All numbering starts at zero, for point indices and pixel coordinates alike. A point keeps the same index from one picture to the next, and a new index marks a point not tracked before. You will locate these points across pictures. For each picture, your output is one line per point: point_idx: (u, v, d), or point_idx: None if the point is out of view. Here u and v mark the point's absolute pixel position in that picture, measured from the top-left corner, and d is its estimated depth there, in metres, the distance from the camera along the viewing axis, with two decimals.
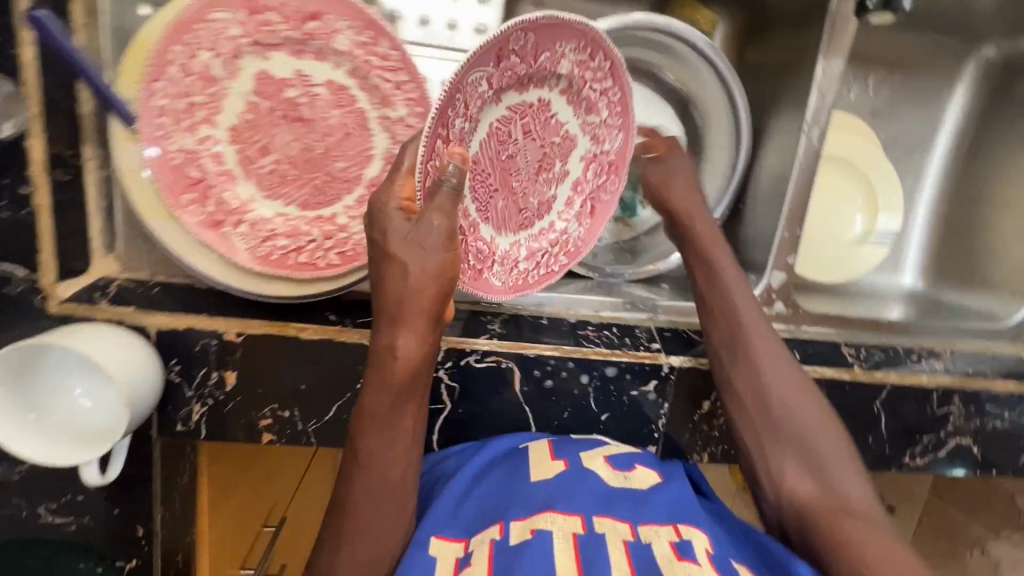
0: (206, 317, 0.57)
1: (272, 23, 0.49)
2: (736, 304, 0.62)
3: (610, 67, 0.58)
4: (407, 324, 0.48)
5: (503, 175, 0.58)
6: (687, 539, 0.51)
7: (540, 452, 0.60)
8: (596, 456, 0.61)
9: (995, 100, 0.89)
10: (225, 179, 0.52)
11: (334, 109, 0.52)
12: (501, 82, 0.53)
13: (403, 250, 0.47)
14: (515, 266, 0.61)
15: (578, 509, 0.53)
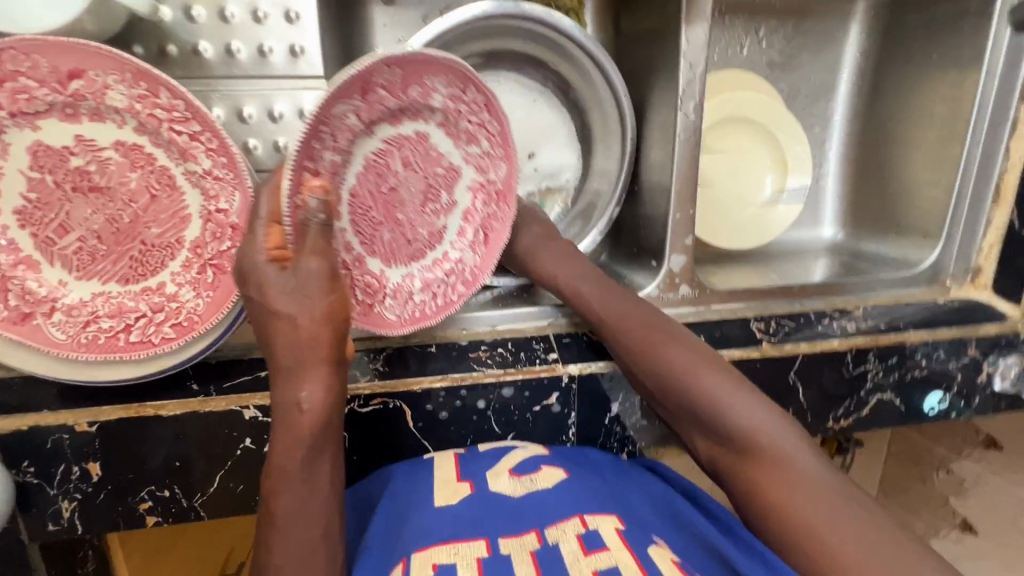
0: (51, 411, 0.53)
1: (29, 89, 0.43)
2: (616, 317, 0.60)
3: (485, 100, 0.55)
4: (307, 376, 0.43)
5: (387, 209, 0.55)
6: (595, 528, 0.47)
7: (443, 475, 0.56)
8: (501, 472, 0.55)
9: (888, 35, 0.86)
10: (24, 268, 0.47)
11: (131, 171, 0.47)
12: (370, 118, 0.51)
13: (287, 304, 0.44)
14: (410, 298, 0.59)
15: (484, 533, 0.48)
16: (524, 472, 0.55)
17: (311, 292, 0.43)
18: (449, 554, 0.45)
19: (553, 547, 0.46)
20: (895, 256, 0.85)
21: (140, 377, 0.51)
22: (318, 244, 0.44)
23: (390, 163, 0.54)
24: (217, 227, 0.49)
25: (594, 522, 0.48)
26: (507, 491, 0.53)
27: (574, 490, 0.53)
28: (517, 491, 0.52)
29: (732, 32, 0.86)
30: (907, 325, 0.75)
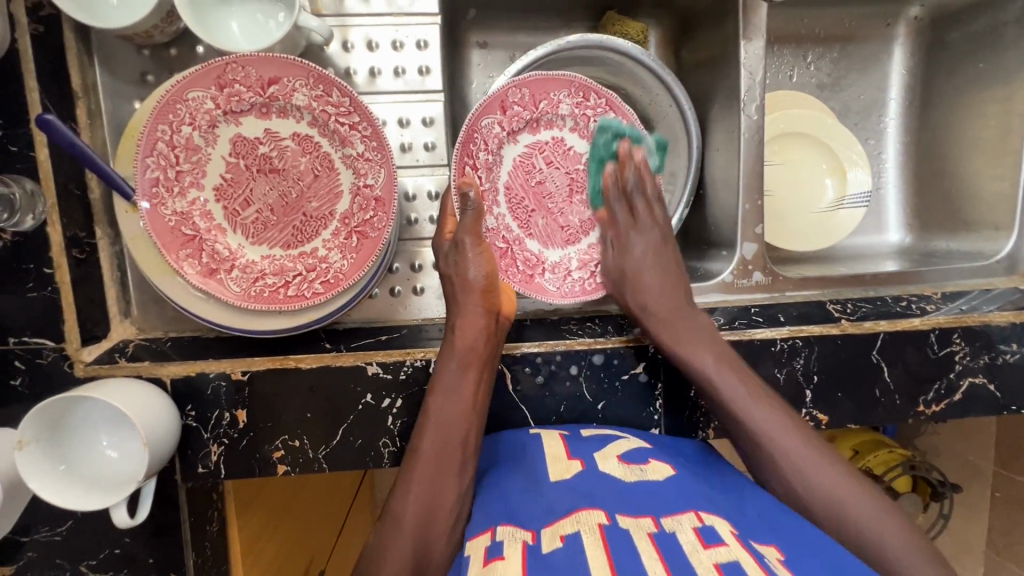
0: (214, 361, 0.63)
1: (239, 92, 0.56)
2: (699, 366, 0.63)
3: (606, 101, 0.72)
4: (467, 312, 0.62)
5: (538, 200, 0.74)
6: (710, 525, 0.49)
7: (554, 454, 0.60)
8: (610, 456, 0.59)
9: (933, 52, 0.93)
10: (216, 233, 0.59)
11: (302, 156, 0.59)
12: (511, 127, 0.71)
13: (450, 266, 0.65)
14: (568, 273, 0.75)
15: (601, 504, 0.51)
16: (633, 461, 0.59)
17: (468, 256, 0.63)
18: (573, 525, 0.48)
19: (671, 534, 0.47)
20: (969, 250, 0.87)
21: (292, 328, 0.60)
22: (472, 225, 0.64)
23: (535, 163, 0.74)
24: (363, 199, 0.59)
25: (710, 520, 0.50)
26: (617, 475, 0.56)
27: (687, 485, 0.55)
28: (629, 477, 0.56)
29: (782, 59, 0.95)
30: (990, 308, 0.75)
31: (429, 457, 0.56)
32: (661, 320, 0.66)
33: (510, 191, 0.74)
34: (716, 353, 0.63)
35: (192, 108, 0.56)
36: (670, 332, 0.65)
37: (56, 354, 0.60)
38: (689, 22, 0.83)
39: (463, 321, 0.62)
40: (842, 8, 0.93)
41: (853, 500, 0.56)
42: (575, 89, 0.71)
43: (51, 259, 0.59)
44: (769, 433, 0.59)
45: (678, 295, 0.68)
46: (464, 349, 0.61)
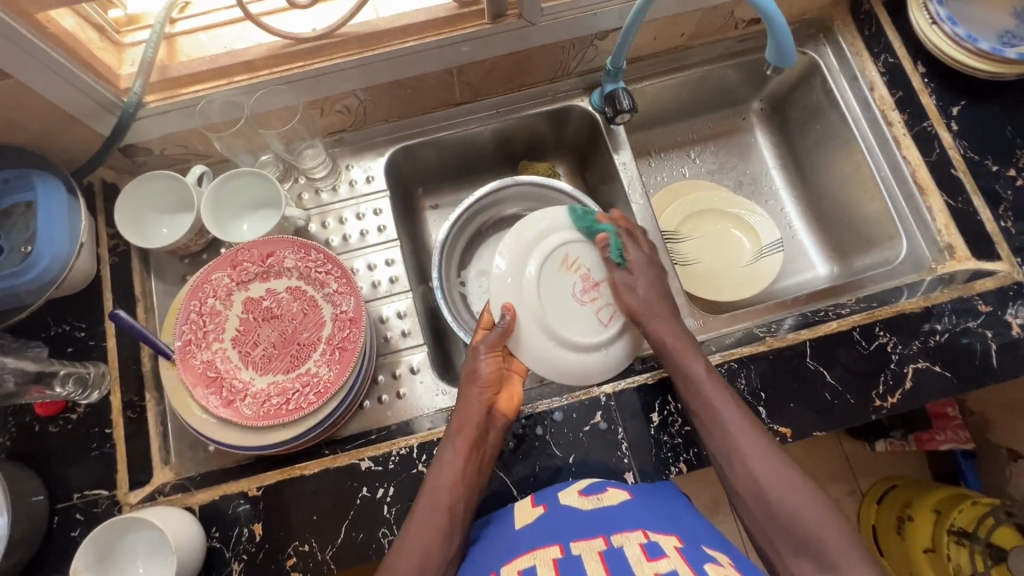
0: (234, 483, 0.74)
1: (247, 266, 0.79)
2: (715, 405, 0.69)
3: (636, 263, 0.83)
4: (466, 398, 0.74)
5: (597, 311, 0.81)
6: (654, 541, 0.56)
7: (521, 505, 0.68)
8: (571, 492, 0.68)
9: (785, 129, 1.14)
10: (233, 372, 0.75)
11: (293, 301, 0.78)
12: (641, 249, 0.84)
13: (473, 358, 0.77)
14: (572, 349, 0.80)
15: (558, 540, 0.58)
16: (591, 493, 0.68)
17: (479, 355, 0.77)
18: (530, 560, 0.55)
19: (618, 549, 0.54)
20: (878, 261, 0.97)
21: (295, 437, 0.73)
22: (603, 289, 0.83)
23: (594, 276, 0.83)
24: (341, 322, 0.77)
25: (654, 537, 0.58)
26: (576, 505, 0.65)
27: (637, 512, 0.63)
28: (586, 505, 0.65)
29: (672, 161, 1.18)
30: (900, 300, 0.84)
31: (421, 539, 0.62)
32: (698, 396, 0.71)
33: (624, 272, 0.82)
34: (735, 401, 0.70)
35: (215, 285, 0.78)
36: (698, 394, 0.71)
37: (109, 501, 0.73)
38: (580, 151, 1.07)
39: (461, 404, 0.74)
40: (704, 116, 1.17)
41: (821, 526, 0.58)
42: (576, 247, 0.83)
43: (111, 420, 0.76)
44: (750, 456, 0.65)
45: (685, 339, 0.76)
46: (462, 441, 0.69)
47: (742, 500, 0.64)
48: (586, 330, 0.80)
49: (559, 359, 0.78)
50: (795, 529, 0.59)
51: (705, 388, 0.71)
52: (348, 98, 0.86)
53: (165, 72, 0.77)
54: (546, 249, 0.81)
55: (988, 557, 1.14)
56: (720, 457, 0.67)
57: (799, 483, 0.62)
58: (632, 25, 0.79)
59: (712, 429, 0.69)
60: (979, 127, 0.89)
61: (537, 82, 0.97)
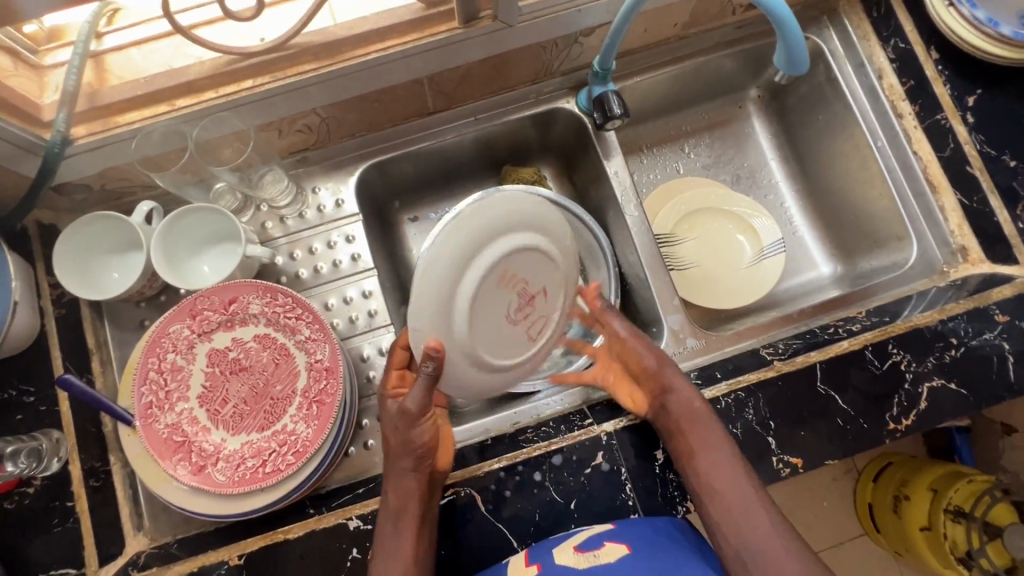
0: (214, 551, 0.69)
1: (208, 315, 0.71)
2: (730, 488, 0.66)
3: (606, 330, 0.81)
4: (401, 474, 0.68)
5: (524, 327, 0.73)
6: None
7: (516, 564, 0.64)
8: (566, 548, 0.64)
9: (784, 119, 1.06)
10: (202, 433, 0.69)
11: (263, 351, 0.71)
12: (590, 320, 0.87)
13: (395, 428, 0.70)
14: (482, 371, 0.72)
15: None
16: (588, 548, 0.63)
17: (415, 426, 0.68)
18: None
19: None
20: (886, 263, 0.92)
21: (276, 501, 0.68)
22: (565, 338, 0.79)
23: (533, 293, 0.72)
24: (316, 372, 0.70)
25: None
26: (571, 565, 0.61)
27: (634, 568, 0.58)
28: (582, 564, 0.61)
29: (665, 157, 1.09)
30: (912, 312, 0.79)
31: None
32: (711, 477, 0.67)
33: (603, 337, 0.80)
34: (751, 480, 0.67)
35: (175, 338, 0.71)
36: (715, 475, 0.67)
37: None
38: (568, 154, 0.99)
39: (394, 480, 0.68)
40: (698, 107, 1.08)
41: None
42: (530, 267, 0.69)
43: (73, 491, 0.70)
44: (764, 546, 0.63)
45: (698, 412, 0.71)
46: (407, 524, 0.66)
47: None
48: (507, 351, 0.72)
49: (473, 381, 0.70)
50: None
51: (720, 469, 0.67)
52: (307, 116, 0.77)
53: (93, 100, 0.67)
54: (483, 268, 0.63)
55: (985, 534, 1.11)
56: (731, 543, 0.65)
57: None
58: (622, 24, 0.71)
59: (728, 513, 0.66)
60: (996, 118, 0.83)
61: (518, 84, 0.88)
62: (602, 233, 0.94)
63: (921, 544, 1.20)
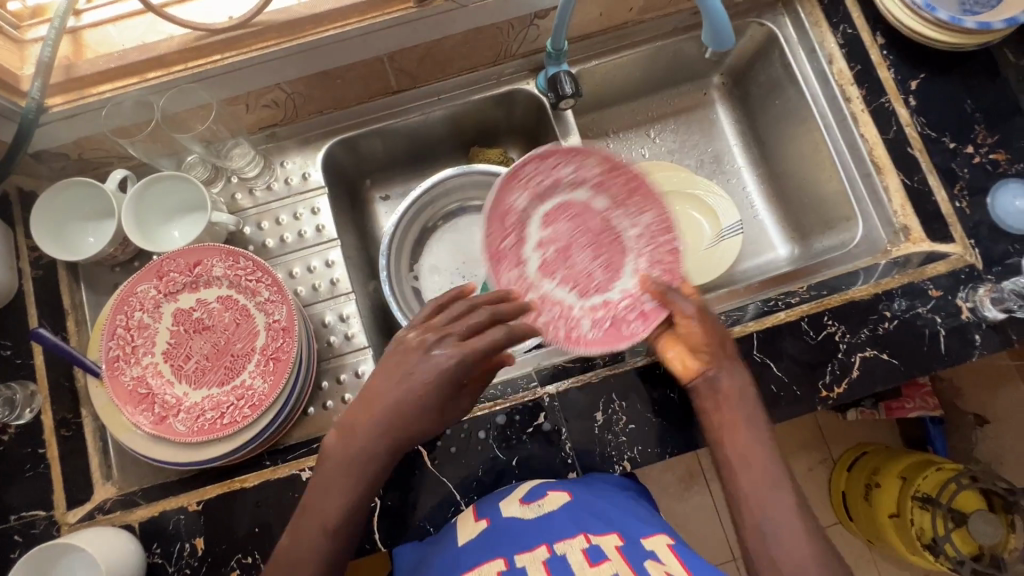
0: (174, 498, 0.73)
1: (173, 276, 0.76)
2: (755, 481, 0.61)
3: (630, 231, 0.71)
4: (354, 439, 0.60)
5: (572, 246, 0.72)
6: (597, 544, 0.57)
7: (464, 519, 0.67)
8: (512, 501, 0.67)
9: (745, 105, 1.08)
10: (165, 386, 0.73)
11: (225, 311, 0.76)
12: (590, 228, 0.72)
13: (387, 389, 0.60)
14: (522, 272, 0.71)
15: (501, 554, 0.58)
16: (532, 500, 0.66)
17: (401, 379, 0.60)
18: None
19: (562, 557, 0.56)
20: (834, 243, 0.95)
21: (230, 452, 0.72)
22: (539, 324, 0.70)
23: (613, 236, 0.71)
24: (274, 332, 0.75)
25: (596, 539, 0.58)
26: (517, 515, 0.64)
27: (578, 511, 0.63)
28: (527, 514, 0.64)
29: (631, 141, 1.11)
30: (853, 286, 0.82)
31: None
32: (738, 463, 0.62)
33: (591, 247, 0.72)
34: (776, 473, 0.61)
35: (142, 298, 0.75)
36: (742, 462, 0.62)
37: (46, 521, 0.72)
38: (531, 135, 1.02)
39: (350, 441, 0.60)
40: (662, 93, 1.10)
41: None
42: (627, 221, 0.71)
43: (45, 440, 0.75)
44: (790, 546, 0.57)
45: (745, 399, 0.66)
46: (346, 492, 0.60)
47: None
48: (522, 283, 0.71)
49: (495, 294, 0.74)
50: None
51: (746, 455, 0.62)
52: (273, 92, 0.81)
53: (71, 72, 0.71)
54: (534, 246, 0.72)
55: (950, 520, 1.13)
56: (752, 539, 0.59)
57: None
58: (566, 5, 0.75)
59: (753, 507, 0.60)
60: (937, 101, 0.86)
61: (479, 66, 0.92)
62: None
63: (891, 530, 1.22)
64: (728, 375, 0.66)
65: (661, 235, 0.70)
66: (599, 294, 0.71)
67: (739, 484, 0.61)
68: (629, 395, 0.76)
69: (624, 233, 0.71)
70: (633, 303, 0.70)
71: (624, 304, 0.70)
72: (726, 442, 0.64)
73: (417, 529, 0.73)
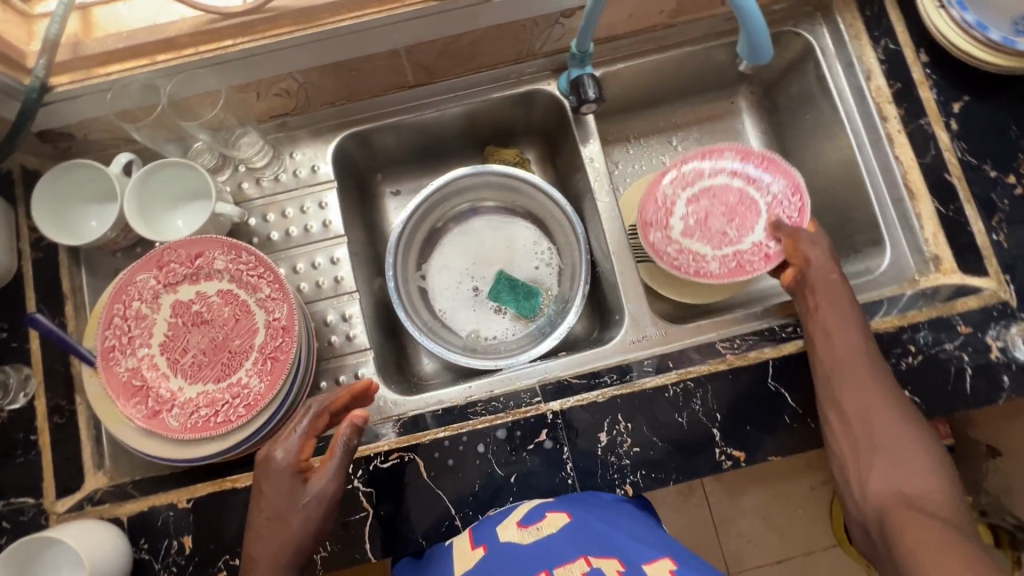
0: (164, 494, 0.72)
1: (174, 267, 0.74)
2: (849, 344, 0.70)
3: (781, 192, 0.84)
4: (264, 531, 0.62)
5: (727, 212, 0.85)
6: (598, 568, 0.56)
7: (461, 547, 0.65)
8: (510, 524, 0.64)
9: (774, 117, 1.03)
10: (160, 380, 0.71)
11: (224, 306, 0.74)
12: (735, 172, 0.85)
13: (268, 484, 0.63)
14: (684, 246, 0.85)
15: None
16: (531, 522, 0.64)
17: (277, 471, 0.63)
18: None
19: None
20: (858, 268, 0.91)
21: (222, 451, 0.70)
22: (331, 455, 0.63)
23: (745, 204, 0.85)
24: (274, 330, 0.72)
25: (597, 563, 0.57)
26: (515, 540, 0.62)
27: (577, 531, 0.61)
28: (525, 539, 0.61)
29: (652, 148, 1.05)
30: (876, 316, 0.78)
31: None
32: (820, 332, 0.72)
33: (731, 208, 0.85)
34: (859, 339, 0.71)
35: (140, 288, 0.73)
36: (823, 335, 0.72)
37: (35, 509, 0.71)
38: (550, 137, 0.98)
39: (264, 536, 0.62)
40: (686, 100, 1.04)
41: (910, 478, 0.62)
42: (756, 189, 0.85)
43: (36, 426, 0.73)
44: (887, 406, 0.67)
45: (835, 284, 0.75)
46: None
47: (850, 442, 0.67)
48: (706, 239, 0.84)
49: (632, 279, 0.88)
50: (867, 488, 0.64)
51: (837, 321, 0.72)
52: (285, 81, 0.79)
53: (79, 50, 0.68)
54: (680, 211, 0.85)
55: None
56: (829, 400, 0.69)
57: (916, 438, 0.65)
58: (595, 6, 0.71)
59: (840, 365, 0.70)
60: (980, 126, 0.82)
61: (499, 63, 0.88)
62: (575, 216, 0.93)
63: None
64: (823, 254, 0.78)
65: (788, 197, 0.84)
66: (747, 248, 0.83)
67: (882, 433, 0.66)
68: (636, 417, 0.73)
69: (761, 194, 0.85)
70: (759, 250, 0.82)
71: (752, 257, 0.82)
72: (844, 400, 0.68)
73: (409, 541, 0.71)
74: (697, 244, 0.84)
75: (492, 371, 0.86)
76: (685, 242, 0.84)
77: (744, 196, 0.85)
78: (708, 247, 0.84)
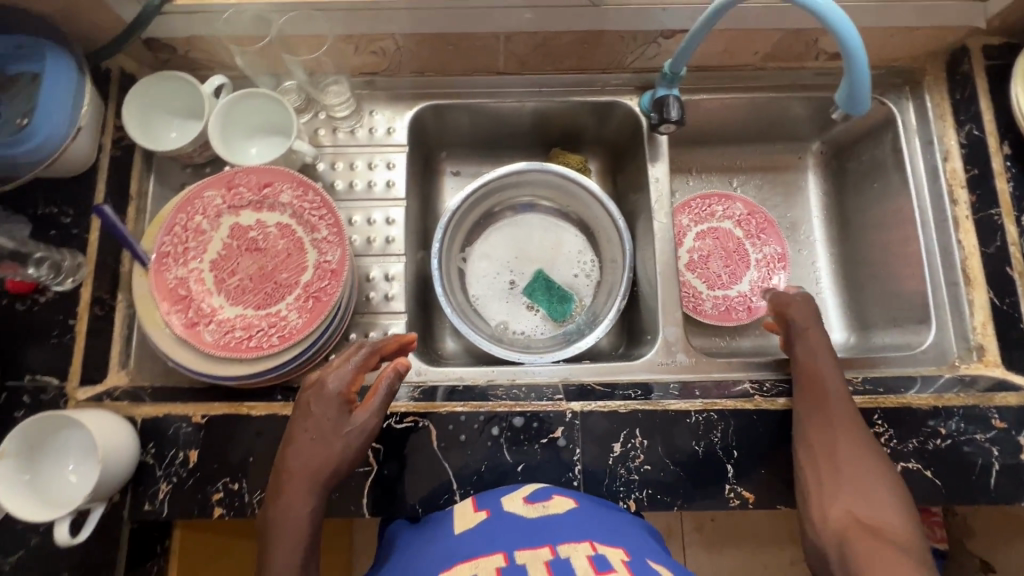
0: (181, 405, 0.73)
1: (242, 191, 0.76)
2: (826, 378, 0.73)
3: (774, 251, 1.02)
4: (295, 445, 0.62)
5: (726, 255, 1.02)
6: (603, 553, 0.54)
7: (463, 508, 0.65)
8: (516, 498, 0.64)
9: (838, 180, 1.03)
10: (204, 294, 0.73)
11: (280, 239, 0.75)
12: (741, 226, 1.03)
13: (310, 405, 0.64)
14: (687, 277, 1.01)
15: (501, 547, 0.55)
16: (537, 501, 0.63)
17: (322, 396, 0.64)
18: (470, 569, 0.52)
19: (565, 559, 0.52)
20: (897, 343, 0.90)
21: (246, 376, 0.71)
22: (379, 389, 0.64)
23: (741, 253, 1.02)
24: (322, 272, 0.74)
25: (602, 550, 0.55)
26: (520, 512, 0.61)
27: (583, 518, 0.60)
28: (530, 513, 0.60)
29: (713, 184, 1.07)
30: (910, 391, 0.78)
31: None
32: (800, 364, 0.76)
33: (730, 254, 1.02)
34: (836, 372, 0.74)
35: (205, 204, 0.75)
36: (801, 366, 0.75)
37: (57, 392, 0.73)
38: (617, 150, 1.00)
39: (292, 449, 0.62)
40: (757, 145, 1.06)
41: (874, 506, 0.62)
42: (752, 244, 1.02)
43: (77, 312, 0.75)
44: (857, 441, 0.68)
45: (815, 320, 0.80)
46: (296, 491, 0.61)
47: (815, 468, 0.68)
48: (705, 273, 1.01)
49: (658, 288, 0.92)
50: (830, 511, 0.64)
51: (817, 355, 0.75)
52: (385, 40, 0.81)
53: None
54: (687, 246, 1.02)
55: None
56: (806, 424, 0.71)
57: (880, 470, 0.65)
58: (699, 31, 0.72)
59: (815, 397, 0.72)
60: None
61: (588, 68, 0.90)
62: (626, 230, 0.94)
63: None
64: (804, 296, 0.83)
65: (777, 264, 1.02)
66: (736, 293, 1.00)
67: (840, 451, 0.67)
68: (653, 436, 0.73)
69: (754, 249, 1.02)
70: (743, 299, 1.00)
71: (737, 301, 1.00)
72: (811, 429, 0.70)
73: (405, 505, 0.71)
74: (696, 278, 1.01)
75: (515, 362, 0.87)
76: (686, 271, 1.01)
77: (742, 244, 1.02)
78: (704, 282, 1.01)
